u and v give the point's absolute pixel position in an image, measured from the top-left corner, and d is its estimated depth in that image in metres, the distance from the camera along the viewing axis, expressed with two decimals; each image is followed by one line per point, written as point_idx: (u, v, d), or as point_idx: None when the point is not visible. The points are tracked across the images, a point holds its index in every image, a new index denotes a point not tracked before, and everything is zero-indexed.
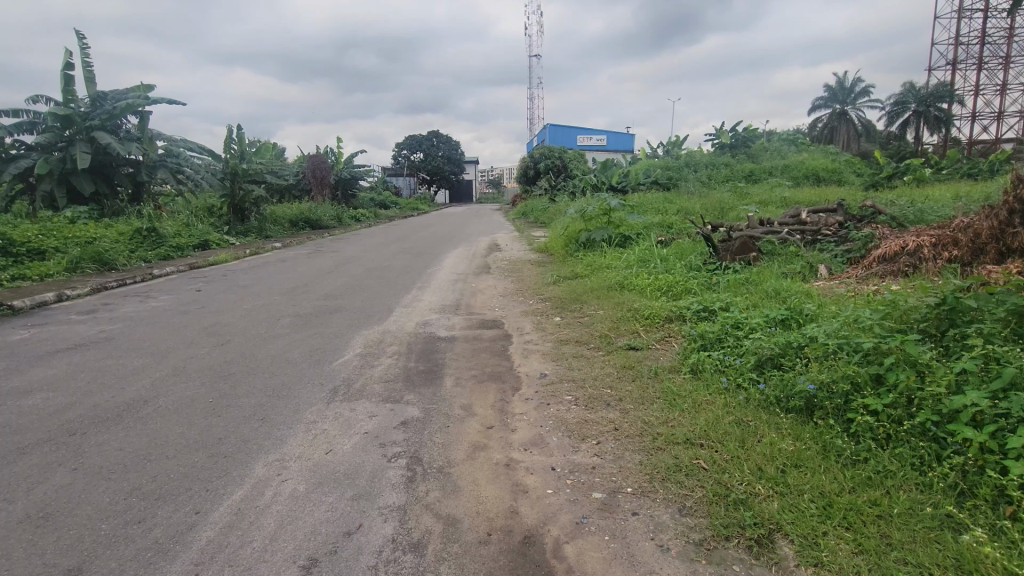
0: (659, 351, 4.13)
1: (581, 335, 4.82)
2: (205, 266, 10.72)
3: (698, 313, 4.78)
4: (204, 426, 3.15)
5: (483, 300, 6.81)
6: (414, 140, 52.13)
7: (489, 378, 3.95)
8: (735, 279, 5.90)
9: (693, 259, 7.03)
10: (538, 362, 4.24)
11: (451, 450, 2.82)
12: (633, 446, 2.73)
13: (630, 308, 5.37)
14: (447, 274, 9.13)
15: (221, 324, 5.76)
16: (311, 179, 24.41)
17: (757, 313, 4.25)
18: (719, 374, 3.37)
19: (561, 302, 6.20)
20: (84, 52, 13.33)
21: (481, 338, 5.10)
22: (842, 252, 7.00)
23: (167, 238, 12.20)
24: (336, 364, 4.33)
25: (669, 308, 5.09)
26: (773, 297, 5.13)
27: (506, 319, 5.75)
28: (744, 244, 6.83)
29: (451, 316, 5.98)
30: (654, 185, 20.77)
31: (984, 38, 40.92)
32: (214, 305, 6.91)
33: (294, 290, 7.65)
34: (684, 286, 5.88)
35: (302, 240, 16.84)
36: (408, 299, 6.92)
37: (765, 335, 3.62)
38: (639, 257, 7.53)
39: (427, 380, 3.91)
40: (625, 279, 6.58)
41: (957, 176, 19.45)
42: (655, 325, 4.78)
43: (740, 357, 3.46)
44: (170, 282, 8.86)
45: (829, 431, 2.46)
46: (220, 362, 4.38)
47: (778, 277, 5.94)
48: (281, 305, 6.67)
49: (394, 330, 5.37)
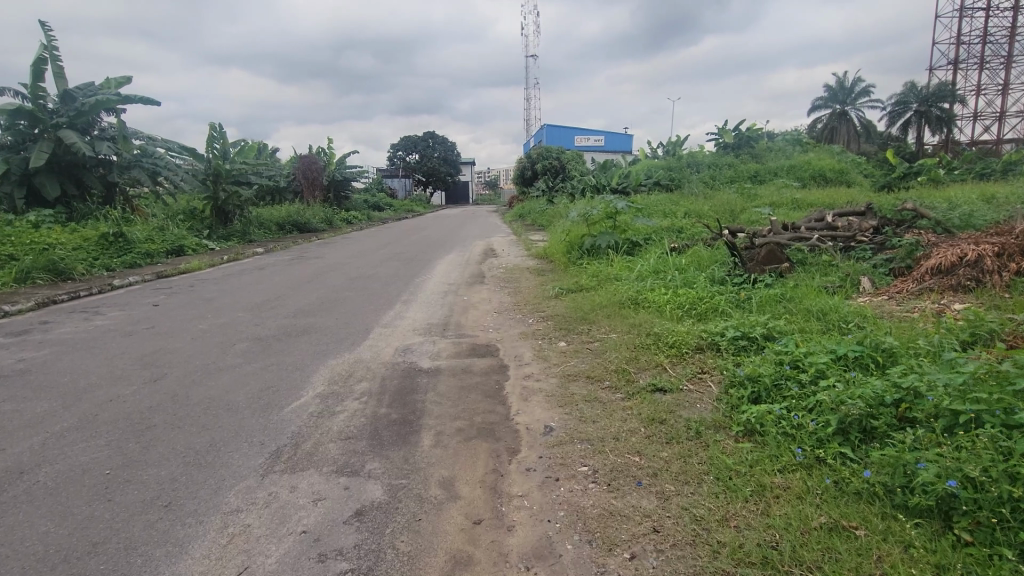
0: (695, 398, 3.27)
1: (593, 369, 3.96)
2: (174, 275, 9.81)
3: (737, 342, 3.93)
4: (82, 519, 2.28)
5: (476, 318, 5.93)
6: (408, 140, 51.06)
7: (479, 434, 3.07)
8: (770, 296, 5.06)
9: (715, 269, 6.18)
10: (543, 409, 3.38)
11: (419, 571, 1.95)
12: (687, 567, 1.87)
13: (650, 332, 4.51)
14: (438, 284, 8.26)
15: (165, 351, 4.85)
16: (301, 180, 23.49)
17: (817, 346, 3.38)
18: (788, 438, 2.51)
19: (566, 322, 5.34)
20: (50, 44, 12.38)
21: (472, 370, 4.23)
22: (883, 262, 6.18)
23: (136, 243, 11.30)
24: (288, 411, 3.45)
25: (698, 334, 4.23)
26: (824, 322, 4.27)
27: (501, 344, 4.89)
28: (772, 251, 6.01)
29: (437, 339, 5.10)
30: (656, 186, 19.96)
31: (987, 38, 40.24)
32: (166, 323, 6.01)
33: (262, 306, 6.75)
34: (714, 304, 5.01)
35: (285, 245, 15.95)
36: (390, 317, 6.04)
37: (843, 383, 2.76)
38: (653, 266, 6.69)
39: (398, 439, 3.02)
40: (640, 294, 5.72)
41: (970, 177, 18.66)
42: (684, 358, 3.91)
43: (814, 413, 2.60)
44: (130, 294, 7.98)
45: (997, 566, 1.63)
46: (143, 409, 3.49)
47: (819, 294, 5.10)
48: (243, 325, 5.77)
49: (368, 360, 4.48)
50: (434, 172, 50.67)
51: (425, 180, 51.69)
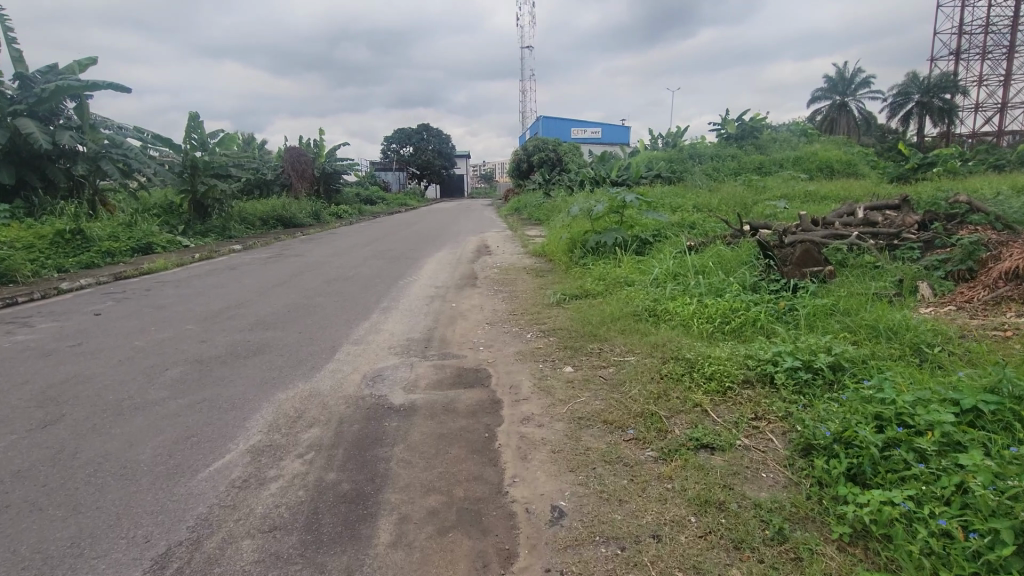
0: (759, 463, 2.39)
1: (611, 411, 3.06)
2: (134, 277, 8.85)
3: (797, 376, 3.05)
4: None
5: (464, 332, 5.03)
6: (401, 132, 49.79)
7: (460, 523, 2.16)
8: (819, 305, 4.19)
9: (746, 273, 5.28)
10: (547, 475, 2.48)
11: None
12: None
13: (679, 356, 3.62)
14: (424, 288, 7.35)
15: (78, 378, 3.93)
16: (289, 172, 22.53)
17: (919, 389, 2.49)
18: (932, 560, 1.65)
19: (570, 339, 4.44)
20: (5, 24, 11.37)
21: (456, 408, 3.32)
22: (939, 266, 5.30)
23: (97, 241, 10.37)
24: (201, 479, 2.53)
25: (741, 360, 3.34)
26: (899, 346, 3.40)
27: (494, 369, 3.98)
28: (808, 251, 5.07)
29: (415, 362, 4.19)
30: (657, 179, 19.02)
31: (989, 27, 39.25)
32: (97, 339, 5.07)
33: (216, 316, 5.82)
34: (752, 319, 4.14)
35: (265, 241, 14.99)
36: (362, 331, 5.13)
37: (990, 460, 1.89)
38: (670, 268, 5.80)
39: (342, 533, 2.12)
40: (658, 303, 4.83)
41: (985, 169, 17.72)
42: (728, 396, 3.02)
43: (964, 516, 1.73)
44: (74, 300, 7.03)
45: None
46: (5, 475, 2.57)
47: (877, 304, 4.23)
48: (187, 342, 4.85)
49: (326, 394, 3.55)
50: (428, 165, 49.61)
51: (419, 172, 50.64)
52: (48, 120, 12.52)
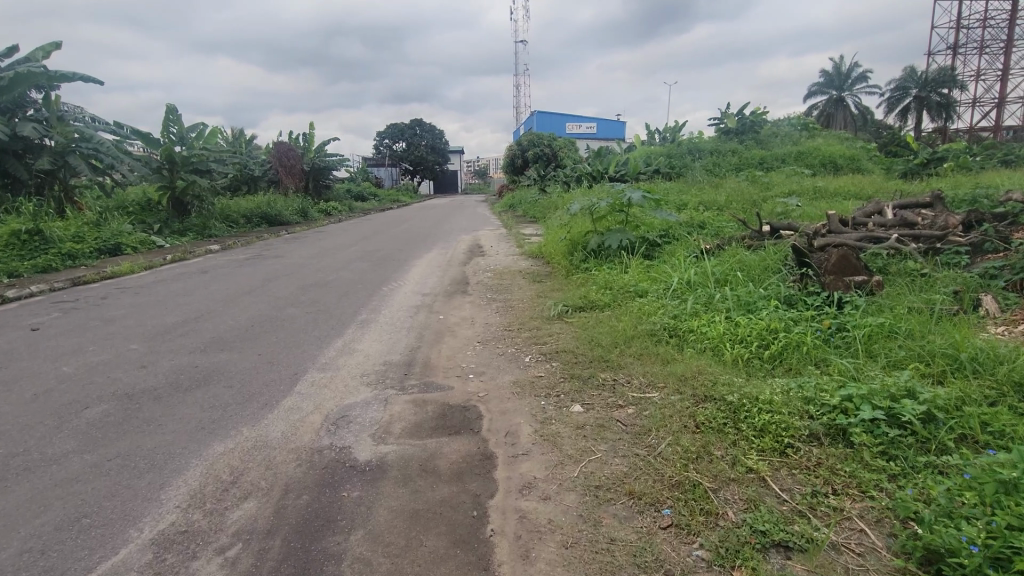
0: None
1: (639, 479, 2.32)
2: (93, 283, 8.06)
3: (879, 432, 2.35)
4: None
5: (452, 354, 4.29)
6: (394, 127, 48.86)
7: None
8: (876, 325, 3.49)
9: (778, 283, 4.58)
10: None
11: None
12: None
13: (717, 396, 2.89)
14: (408, 296, 6.59)
15: None
16: (278, 168, 21.84)
17: None
18: None
19: (577, 366, 3.71)
20: None
21: (437, 468, 2.58)
22: (998, 274, 4.60)
23: (57, 241, 9.57)
24: None
25: (800, 405, 2.63)
26: (998, 387, 2.70)
27: (485, 407, 3.24)
28: (846, 257, 4.38)
29: (392, 396, 3.46)
30: (656, 175, 18.24)
31: (987, 21, 38.56)
32: (20, 363, 4.31)
33: (167, 334, 5.06)
34: (796, 342, 3.43)
35: (245, 240, 14.19)
36: (332, 353, 4.38)
37: None
38: (688, 275, 5.09)
39: None
40: (678, 320, 4.13)
41: (994, 165, 17.01)
42: (791, 459, 2.32)
43: None
44: (15, 312, 6.25)
45: None
46: None
47: (944, 324, 3.52)
48: (123, 368, 4.09)
49: (274, 447, 2.82)
50: (421, 161, 48.74)
51: (412, 168, 49.74)
52: (11, 112, 11.68)
